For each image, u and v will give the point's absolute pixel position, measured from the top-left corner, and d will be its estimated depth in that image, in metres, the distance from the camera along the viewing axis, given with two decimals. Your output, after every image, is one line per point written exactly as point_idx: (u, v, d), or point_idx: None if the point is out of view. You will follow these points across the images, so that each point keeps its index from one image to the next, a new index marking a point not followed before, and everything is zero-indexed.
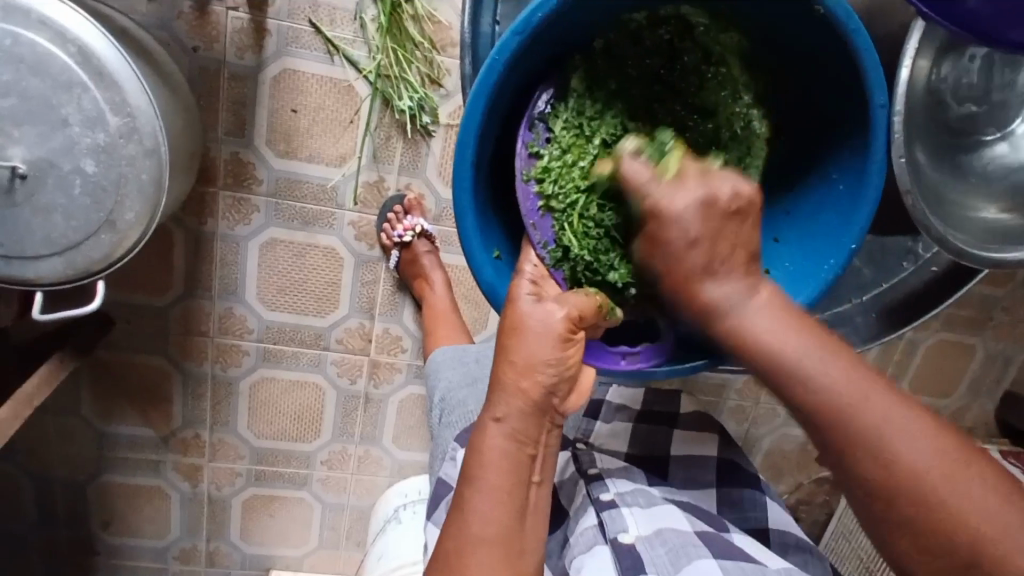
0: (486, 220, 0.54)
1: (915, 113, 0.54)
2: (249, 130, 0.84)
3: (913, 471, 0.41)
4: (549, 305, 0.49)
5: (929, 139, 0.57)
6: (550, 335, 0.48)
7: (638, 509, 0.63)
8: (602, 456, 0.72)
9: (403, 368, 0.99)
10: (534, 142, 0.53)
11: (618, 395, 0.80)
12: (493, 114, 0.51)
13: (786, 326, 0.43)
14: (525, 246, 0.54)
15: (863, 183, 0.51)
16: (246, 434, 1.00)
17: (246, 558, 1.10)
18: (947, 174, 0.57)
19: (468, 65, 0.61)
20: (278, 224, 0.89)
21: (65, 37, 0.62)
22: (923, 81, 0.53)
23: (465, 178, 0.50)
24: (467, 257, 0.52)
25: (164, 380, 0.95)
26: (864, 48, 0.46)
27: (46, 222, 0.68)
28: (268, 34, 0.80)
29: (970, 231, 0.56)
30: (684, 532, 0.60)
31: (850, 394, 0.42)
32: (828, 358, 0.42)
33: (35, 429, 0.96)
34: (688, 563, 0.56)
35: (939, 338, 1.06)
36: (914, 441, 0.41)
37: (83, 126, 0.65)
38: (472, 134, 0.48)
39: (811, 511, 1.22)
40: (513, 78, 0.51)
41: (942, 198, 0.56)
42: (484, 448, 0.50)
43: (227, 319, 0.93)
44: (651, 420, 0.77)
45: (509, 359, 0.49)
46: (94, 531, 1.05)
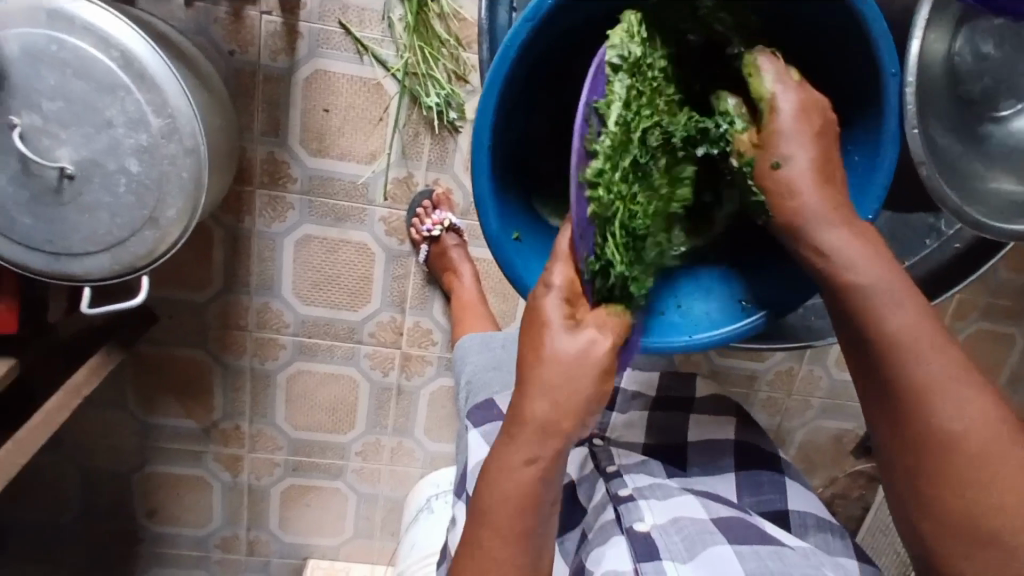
0: (505, 204, 0.55)
1: (932, 87, 0.53)
2: (283, 130, 0.87)
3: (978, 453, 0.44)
4: (590, 334, 0.48)
5: (949, 111, 0.55)
6: (591, 368, 0.48)
7: (655, 501, 0.64)
8: (619, 450, 0.73)
9: (433, 360, 1.01)
10: (591, 136, 0.48)
11: (631, 381, 0.80)
12: (510, 99, 0.52)
13: (898, 292, 0.46)
14: (557, 254, 0.50)
15: (877, 154, 0.51)
16: (284, 425, 1.03)
17: (284, 547, 1.13)
18: (967, 147, 0.55)
19: (485, 53, 0.63)
20: (313, 221, 0.92)
21: (109, 42, 0.66)
22: (934, 54, 0.52)
23: (483, 161, 0.51)
24: (488, 240, 0.54)
25: (205, 373, 0.99)
26: (874, 19, 0.47)
27: (92, 220, 0.71)
28: (300, 37, 0.83)
29: (992, 205, 0.54)
30: (701, 520, 0.61)
31: (945, 367, 0.45)
32: (932, 347, 0.45)
33: (84, 420, 1.00)
34: (703, 549, 0.57)
35: (977, 327, 1.04)
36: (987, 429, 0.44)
37: (127, 127, 0.68)
38: (489, 117, 0.50)
39: (847, 505, 1.20)
40: (529, 65, 0.53)
41: (964, 172, 0.54)
42: (506, 480, 0.48)
43: (264, 314, 0.96)
44: (669, 406, 0.78)
45: (551, 391, 0.47)
46: (139, 519, 1.09)
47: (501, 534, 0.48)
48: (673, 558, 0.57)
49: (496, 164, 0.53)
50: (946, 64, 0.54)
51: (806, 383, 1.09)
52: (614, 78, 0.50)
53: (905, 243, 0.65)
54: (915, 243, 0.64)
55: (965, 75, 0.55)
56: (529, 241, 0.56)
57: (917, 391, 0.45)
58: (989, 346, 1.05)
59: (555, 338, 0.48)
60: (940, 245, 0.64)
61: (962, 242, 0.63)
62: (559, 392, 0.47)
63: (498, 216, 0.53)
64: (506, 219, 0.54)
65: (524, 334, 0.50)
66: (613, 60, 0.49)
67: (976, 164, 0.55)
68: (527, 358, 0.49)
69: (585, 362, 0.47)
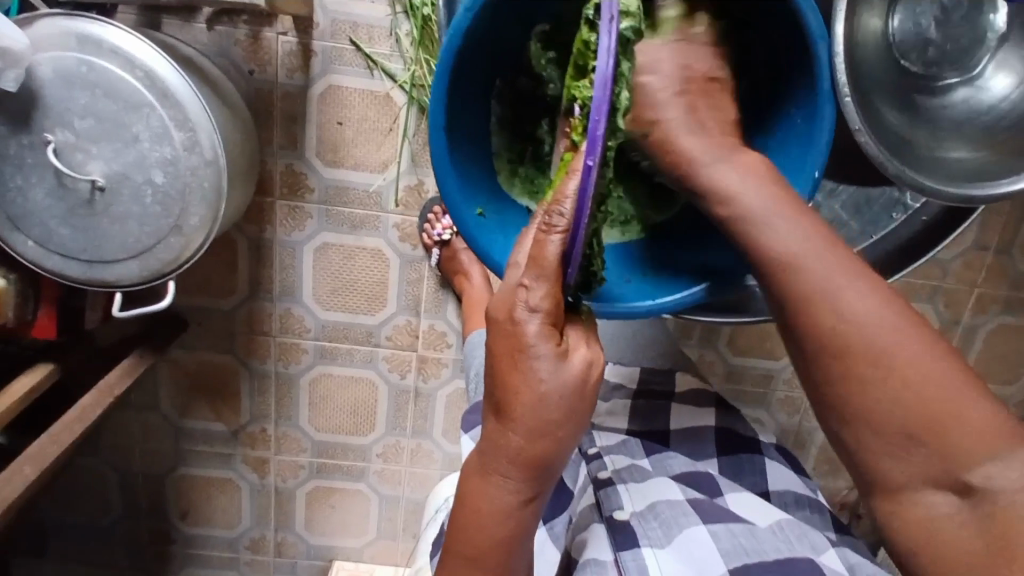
0: (468, 180, 0.61)
1: (868, 62, 0.61)
2: (300, 144, 0.92)
3: (930, 384, 0.43)
4: (575, 360, 0.46)
5: (894, 90, 0.62)
6: (580, 393, 0.46)
7: (633, 487, 0.67)
8: (601, 434, 0.79)
9: (449, 363, 1.04)
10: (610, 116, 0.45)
11: (613, 374, 0.85)
12: (460, 87, 0.58)
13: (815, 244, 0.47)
14: (544, 257, 0.43)
15: (817, 117, 0.57)
16: (307, 427, 1.07)
17: (310, 548, 1.17)
18: (914, 122, 0.62)
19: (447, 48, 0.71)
20: (330, 229, 0.96)
21: (134, 63, 0.72)
22: (870, 33, 0.60)
23: (440, 145, 0.57)
24: (455, 221, 0.59)
25: (232, 377, 1.04)
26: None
27: (123, 229, 0.77)
28: (314, 55, 0.88)
29: (941, 173, 0.58)
30: (676, 501, 0.64)
31: (875, 312, 0.44)
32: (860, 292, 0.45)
33: (121, 424, 1.06)
34: (680, 533, 0.60)
35: (1000, 322, 1.02)
36: (931, 362, 0.43)
37: (152, 141, 0.74)
38: (441, 104, 0.56)
39: (873, 508, 1.18)
40: (479, 52, 0.59)
41: (910, 146, 0.59)
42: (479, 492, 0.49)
43: (286, 319, 1.00)
44: (649, 397, 0.83)
45: (538, 421, 0.46)
46: (173, 521, 1.14)
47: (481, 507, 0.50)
48: (652, 544, 0.59)
49: (456, 151, 0.59)
50: (882, 43, 0.62)
51: None
52: (624, 55, 0.48)
53: (870, 216, 0.68)
54: (881, 217, 0.67)
55: (906, 55, 0.62)
56: (492, 217, 0.62)
57: (863, 355, 0.44)
58: (1013, 342, 1.03)
59: (545, 370, 0.45)
60: (907, 217, 0.67)
61: (930, 215, 0.67)
62: (556, 429, 0.46)
63: (460, 193, 0.59)
64: (469, 197, 0.60)
65: (503, 360, 0.46)
66: (626, 35, 0.48)
67: (924, 140, 0.60)
68: (513, 389, 0.46)
69: (578, 392, 0.46)
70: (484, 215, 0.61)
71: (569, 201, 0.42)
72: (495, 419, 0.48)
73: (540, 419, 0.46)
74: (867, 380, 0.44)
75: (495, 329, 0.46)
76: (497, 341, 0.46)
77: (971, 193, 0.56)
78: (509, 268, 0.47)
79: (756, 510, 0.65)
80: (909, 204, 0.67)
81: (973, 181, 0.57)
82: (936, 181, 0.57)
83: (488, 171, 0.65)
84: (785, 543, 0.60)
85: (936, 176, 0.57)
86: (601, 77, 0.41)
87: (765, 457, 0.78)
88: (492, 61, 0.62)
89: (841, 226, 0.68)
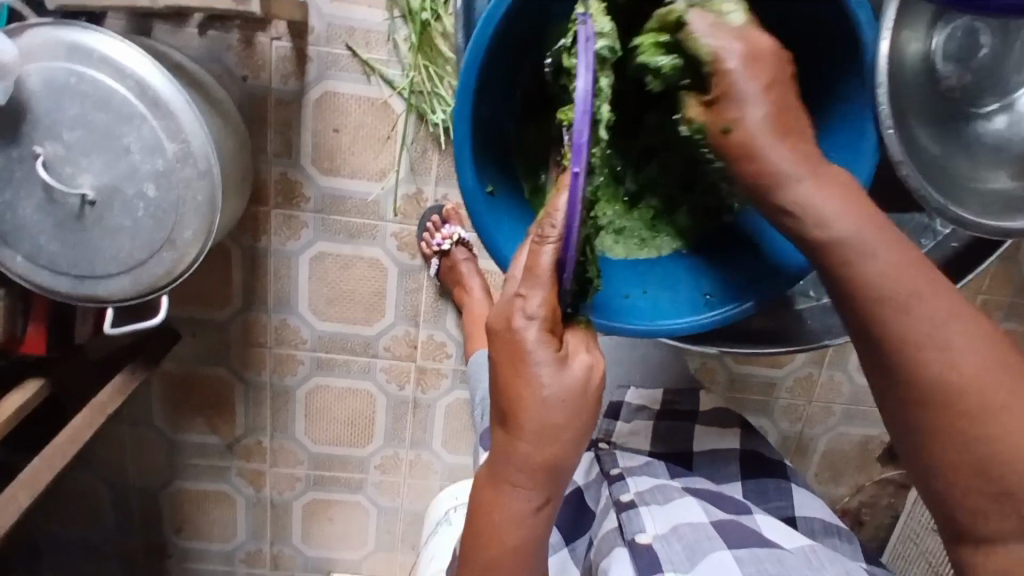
0: (482, 154, 0.56)
1: (906, 89, 0.54)
2: (295, 151, 0.89)
3: (950, 375, 0.39)
4: (575, 364, 0.44)
5: (933, 112, 0.56)
6: (579, 406, 0.44)
7: (656, 507, 0.67)
8: (625, 454, 0.79)
9: (448, 373, 1.02)
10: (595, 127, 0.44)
11: (635, 396, 0.85)
12: (492, 66, 0.53)
13: (835, 201, 0.43)
14: (535, 264, 0.42)
15: (856, 162, 0.52)
16: (304, 439, 1.05)
17: (308, 560, 1.15)
18: (953, 146, 0.56)
19: (462, 39, 0.62)
20: (326, 239, 0.94)
21: (124, 73, 0.69)
22: (914, 55, 0.54)
23: (466, 103, 0.51)
24: (465, 203, 0.55)
25: (228, 389, 1.01)
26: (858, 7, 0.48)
27: (114, 244, 0.74)
28: (310, 61, 0.86)
29: (978, 204, 0.54)
30: (700, 523, 0.63)
31: (898, 287, 0.40)
32: (903, 280, 0.40)
33: (113, 437, 1.04)
34: (703, 558, 0.58)
35: (1004, 328, 1.01)
36: (957, 341, 0.39)
37: (143, 153, 0.71)
38: (477, 62, 0.50)
39: (875, 514, 1.17)
40: (515, 32, 0.55)
41: (948, 174, 0.55)
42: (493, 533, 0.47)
43: (282, 330, 0.98)
44: (673, 417, 0.83)
45: (538, 427, 0.44)
46: (167, 534, 1.12)
47: (492, 534, 0.48)
48: (676, 569, 0.58)
49: (479, 129, 0.55)
50: (920, 64, 0.54)
51: (827, 390, 1.07)
52: (601, 71, 0.46)
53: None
54: (910, 244, 0.63)
55: (946, 74, 0.56)
56: (501, 197, 0.57)
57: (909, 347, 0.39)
58: None
59: (545, 375, 0.43)
60: (936, 244, 0.62)
61: (960, 242, 0.62)
62: (564, 432, 0.44)
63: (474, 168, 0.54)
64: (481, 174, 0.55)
65: (504, 368, 0.44)
66: (602, 52, 0.46)
67: (962, 167, 0.55)
68: (516, 395, 0.43)
69: (580, 413, 0.44)
70: (495, 195, 0.57)
71: (558, 215, 0.41)
72: (502, 431, 0.46)
73: (544, 423, 0.43)
74: (903, 368, 0.40)
75: (495, 340, 0.44)
76: (498, 353, 0.44)
77: (1010, 228, 0.52)
78: (506, 283, 0.46)
79: (784, 535, 0.64)
80: (939, 231, 0.62)
81: (1008, 213, 0.54)
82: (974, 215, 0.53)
83: (501, 147, 0.59)
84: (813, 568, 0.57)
85: (973, 209, 0.53)
86: (580, 94, 0.40)
87: (793, 482, 0.77)
88: (526, 40, 0.57)
89: None
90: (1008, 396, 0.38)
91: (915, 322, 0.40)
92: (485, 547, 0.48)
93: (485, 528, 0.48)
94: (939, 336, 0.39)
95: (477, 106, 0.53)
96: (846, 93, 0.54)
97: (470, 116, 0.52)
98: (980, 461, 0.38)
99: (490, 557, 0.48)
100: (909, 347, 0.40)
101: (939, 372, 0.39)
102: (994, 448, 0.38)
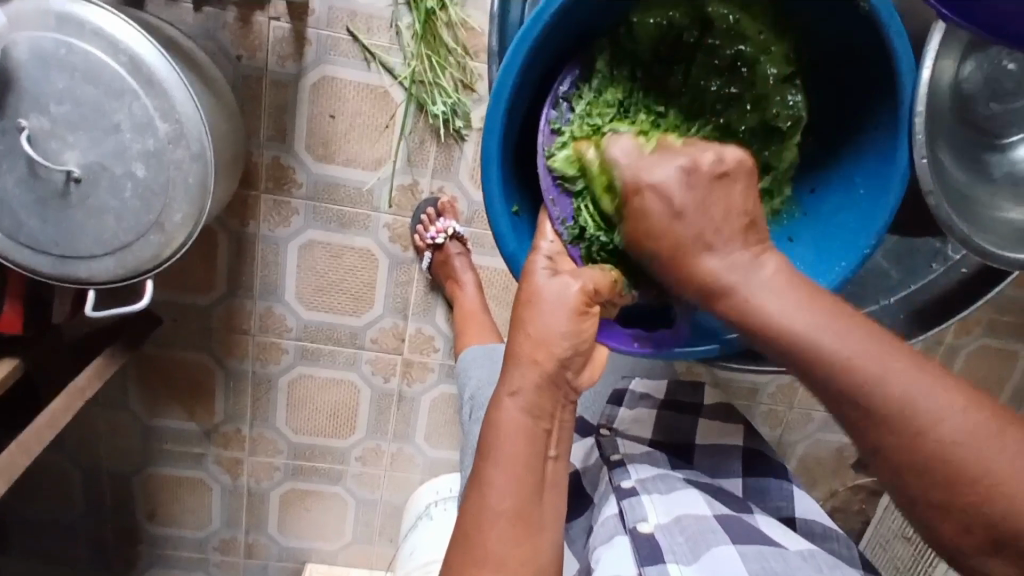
0: (509, 175, 0.55)
1: (938, 115, 0.52)
2: (289, 136, 0.87)
3: (947, 439, 0.39)
4: (565, 278, 0.50)
5: (957, 140, 0.55)
6: (563, 306, 0.49)
7: (658, 496, 0.67)
8: (625, 441, 0.78)
9: (435, 368, 1.01)
10: (557, 119, 0.55)
11: (640, 384, 0.86)
12: (529, 80, 0.53)
13: (796, 301, 0.43)
14: (543, 220, 0.56)
15: (884, 190, 0.53)
16: (285, 429, 1.04)
17: (283, 551, 1.14)
18: (972, 174, 0.56)
19: (495, 41, 0.61)
20: (317, 226, 0.91)
21: (118, 48, 0.66)
22: (948, 80, 0.51)
23: (496, 123, 0.51)
24: (489, 218, 0.54)
25: (208, 376, 0.99)
26: (897, 34, 0.48)
27: (99, 224, 0.71)
28: (309, 43, 0.83)
29: (997, 233, 0.54)
30: (703, 517, 0.63)
31: (864, 368, 0.41)
32: (882, 364, 0.41)
33: (87, 421, 1.01)
34: (706, 551, 0.59)
35: (981, 344, 1.03)
36: (942, 402, 0.40)
37: (134, 132, 0.68)
38: (512, 75, 0.50)
39: (847, 519, 1.20)
40: (545, 50, 0.53)
41: (968, 201, 0.54)
42: (489, 539, 0.49)
43: (266, 318, 0.96)
44: (674, 407, 0.83)
45: (523, 329, 0.50)
46: (140, 520, 1.10)
47: (500, 526, 0.49)
48: (677, 560, 0.60)
49: (508, 145, 0.54)
50: (951, 92, 0.53)
51: (808, 396, 1.08)
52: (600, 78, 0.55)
53: (910, 266, 0.65)
54: (921, 267, 0.65)
55: (974, 101, 0.55)
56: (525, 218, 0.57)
57: (893, 412, 0.40)
58: (994, 365, 1.05)
59: (539, 276, 0.51)
60: (945, 269, 0.64)
61: (971, 267, 0.63)
62: (537, 327, 0.49)
63: (501, 189, 0.53)
64: (508, 193, 0.55)
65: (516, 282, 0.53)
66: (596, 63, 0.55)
67: (982, 195, 0.55)
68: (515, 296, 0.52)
69: (579, 340, 0.49)
70: (517, 215, 0.57)
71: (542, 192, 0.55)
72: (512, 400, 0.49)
73: (534, 319, 0.49)
74: (881, 436, 0.41)
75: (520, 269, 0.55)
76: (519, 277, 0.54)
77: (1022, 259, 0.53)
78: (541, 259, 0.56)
79: (784, 534, 0.64)
80: (950, 256, 0.63)
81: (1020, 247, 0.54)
82: (995, 247, 0.53)
83: (523, 166, 0.58)
84: (816, 570, 0.58)
85: (994, 241, 0.53)
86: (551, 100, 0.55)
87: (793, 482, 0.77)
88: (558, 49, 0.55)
89: (880, 274, 0.66)
90: (992, 440, 0.39)
91: (890, 392, 0.40)
92: (491, 490, 0.49)
93: (491, 466, 0.50)
94: (925, 403, 0.40)
95: (508, 121, 0.52)
96: (877, 122, 0.54)
97: (501, 133, 0.52)
98: (958, 493, 0.40)
99: (494, 496, 0.49)
100: (890, 409, 0.40)
101: (938, 436, 0.40)
102: (997, 497, 0.39)
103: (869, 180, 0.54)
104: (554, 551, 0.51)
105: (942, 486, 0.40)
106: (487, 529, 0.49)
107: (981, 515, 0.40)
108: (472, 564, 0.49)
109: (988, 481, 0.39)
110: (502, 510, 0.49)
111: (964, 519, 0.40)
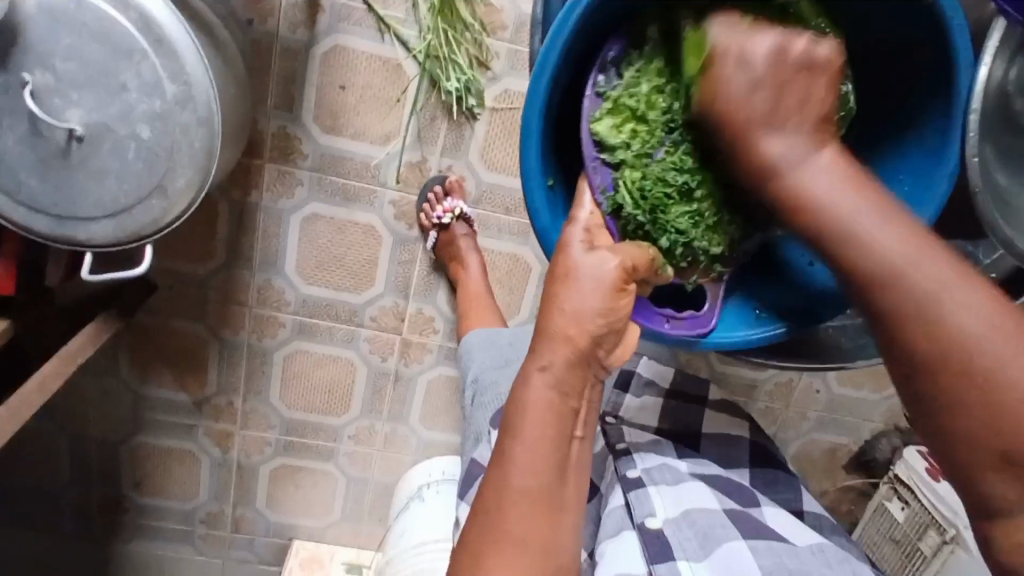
0: (548, 148, 0.54)
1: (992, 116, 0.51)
2: (297, 105, 0.85)
3: (967, 331, 0.39)
4: (602, 254, 0.49)
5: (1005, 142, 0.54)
6: (602, 283, 0.48)
7: (665, 488, 0.66)
8: (631, 431, 0.76)
9: (434, 349, 1.00)
10: (602, 85, 0.54)
11: (647, 370, 0.85)
12: (572, 52, 0.52)
13: (843, 182, 0.44)
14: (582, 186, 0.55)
15: (929, 186, 0.52)
16: (278, 404, 1.02)
17: (270, 526, 1.13)
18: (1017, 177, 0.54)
19: (540, 11, 0.61)
20: (321, 200, 0.90)
21: (127, 3, 0.63)
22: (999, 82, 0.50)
23: (538, 92, 0.50)
24: (524, 192, 0.53)
25: (202, 347, 0.97)
26: (957, 25, 0.47)
27: (100, 186, 0.69)
28: (322, 11, 0.81)
29: None
30: (712, 512, 0.63)
31: (904, 255, 0.41)
32: (916, 254, 0.41)
33: (77, 387, 0.99)
34: (717, 546, 0.59)
35: None
36: (972, 304, 0.40)
37: (140, 92, 0.66)
38: (560, 41, 0.48)
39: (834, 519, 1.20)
40: (591, 24, 0.52)
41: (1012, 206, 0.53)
42: (504, 524, 0.48)
43: (265, 291, 0.94)
44: (683, 399, 0.83)
45: (559, 307, 0.48)
46: (126, 489, 1.08)
47: (512, 512, 0.48)
48: (688, 556, 0.59)
49: (549, 116, 0.53)
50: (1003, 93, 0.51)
51: (805, 395, 1.08)
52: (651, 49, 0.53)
53: None
54: None
55: None
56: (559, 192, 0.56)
57: (918, 293, 0.41)
58: None
59: (575, 253, 0.50)
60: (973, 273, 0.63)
61: None
62: (574, 306, 0.48)
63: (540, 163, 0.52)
64: (545, 167, 0.53)
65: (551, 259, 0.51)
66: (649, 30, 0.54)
67: None
68: (549, 274, 0.50)
69: (613, 318, 0.49)
70: (553, 189, 0.56)
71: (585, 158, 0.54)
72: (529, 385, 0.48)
73: (568, 298, 0.48)
74: (902, 319, 0.41)
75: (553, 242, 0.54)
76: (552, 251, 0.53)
77: None
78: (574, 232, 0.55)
79: (791, 528, 0.64)
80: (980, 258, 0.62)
81: None
82: None
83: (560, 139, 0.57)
84: (827, 566, 0.58)
85: None
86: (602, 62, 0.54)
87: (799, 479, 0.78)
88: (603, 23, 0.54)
89: None
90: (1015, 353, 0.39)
91: (919, 282, 0.41)
92: (512, 471, 0.48)
93: (506, 451, 0.49)
94: (952, 301, 0.40)
95: (551, 93, 0.51)
96: (927, 118, 0.53)
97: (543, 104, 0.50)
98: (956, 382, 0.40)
99: (515, 480, 0.48)
100: (912, 291, 0.41)
101: (953, 327, 0.40)
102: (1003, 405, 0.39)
103: (913, 175, 0.54)
104: (567, 540, 0.50)
105: (935, 372, 0.40)
106: (506, 514, 0.48)
107: (976, 417, 0.39)
108: (485, 551, 0.48)
109: (991, 386, 0.39)
110: (516, 496, 0.48)
111: (957, 410, 0.40)
